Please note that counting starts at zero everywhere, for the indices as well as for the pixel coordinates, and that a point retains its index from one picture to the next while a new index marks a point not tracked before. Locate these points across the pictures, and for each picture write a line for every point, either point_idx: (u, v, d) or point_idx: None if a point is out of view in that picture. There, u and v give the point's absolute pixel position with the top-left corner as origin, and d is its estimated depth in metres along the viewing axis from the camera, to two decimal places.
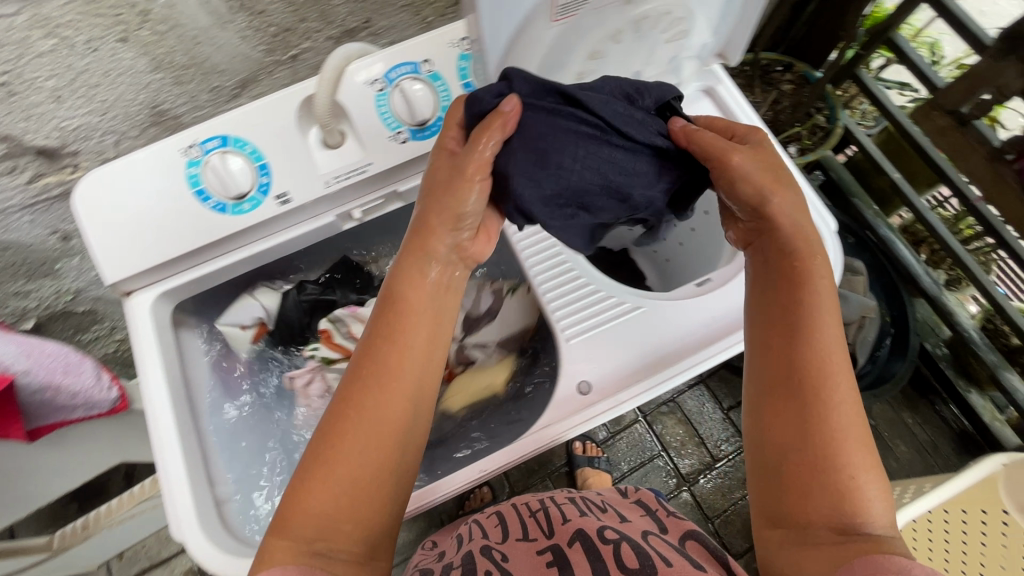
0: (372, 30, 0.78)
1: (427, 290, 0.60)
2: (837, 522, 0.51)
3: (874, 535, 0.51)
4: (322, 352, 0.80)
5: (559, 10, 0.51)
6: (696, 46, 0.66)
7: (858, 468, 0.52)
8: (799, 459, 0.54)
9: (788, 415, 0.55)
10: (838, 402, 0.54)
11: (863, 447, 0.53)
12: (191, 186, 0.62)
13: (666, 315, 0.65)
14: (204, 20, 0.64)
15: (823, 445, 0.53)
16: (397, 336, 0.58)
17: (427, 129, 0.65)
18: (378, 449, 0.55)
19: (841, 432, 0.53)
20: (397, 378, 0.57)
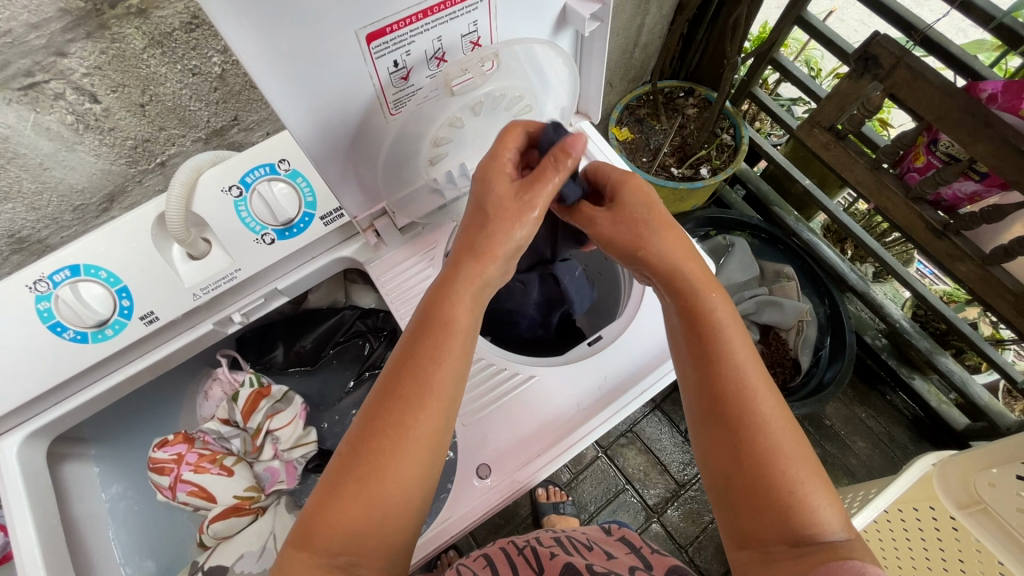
0: (242, 126, 0.78)
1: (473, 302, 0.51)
2: (790, 537, 0.44)
3: (833, 544, 0.44)
4: (242, 392, 0.78)
5: (391, 105, 0.53)
6: (554, 111, 0.67)
7: (802, 477, 0.46)
8: (739, 479, 0.47)
9: (719, 436, 0.49)
10: (764, 414, 0.48)
11: (801, 452, 0.47)
12: (45, 321, 0.58)
13: (556, 383, 0.64)
14: (46, 147, 0.62)
15: (761, 458, 0.46)
16: (444, 351, 0.48)
17: (294, 228, 0.65)
18: (418, 470, 0.46)
19: (778, 442, 0.47)
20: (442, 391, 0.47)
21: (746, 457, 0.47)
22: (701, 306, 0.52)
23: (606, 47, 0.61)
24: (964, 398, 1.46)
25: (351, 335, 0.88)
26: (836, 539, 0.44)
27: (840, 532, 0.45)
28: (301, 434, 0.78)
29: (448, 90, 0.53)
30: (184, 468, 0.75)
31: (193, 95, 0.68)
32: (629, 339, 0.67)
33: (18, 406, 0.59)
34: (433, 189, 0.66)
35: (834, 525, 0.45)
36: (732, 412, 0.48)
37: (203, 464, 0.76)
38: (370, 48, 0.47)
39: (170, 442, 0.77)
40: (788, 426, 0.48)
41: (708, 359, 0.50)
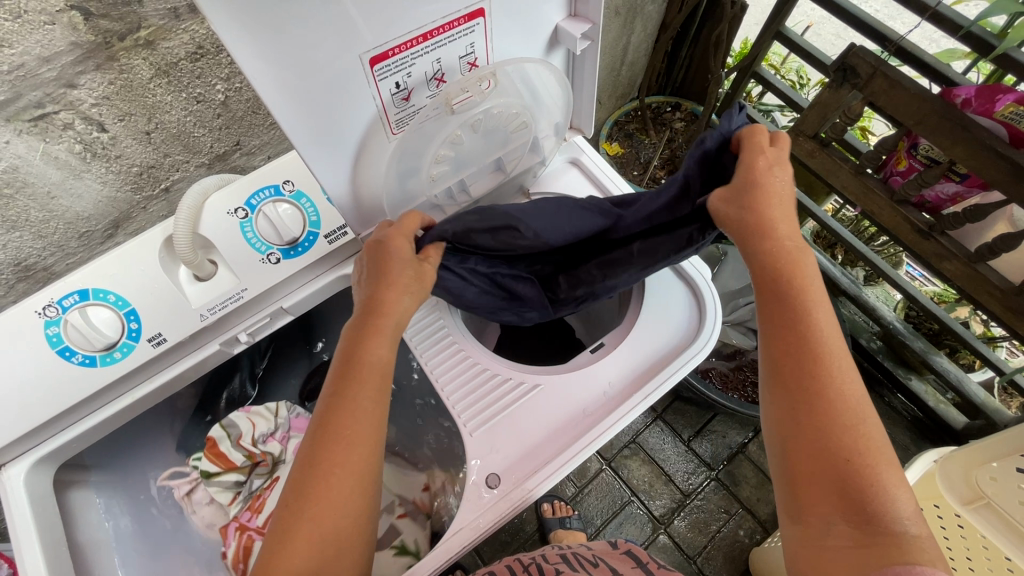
0: (244, 150, 0.80)
1: (389, 344, 0.53)
2: (853, 514, 0.44)
3: (900, 529, 0.42)
4: (204, 465, 0.80)
5: (394, 125, 0.55)
6: (549, 127, 0.69)
7: (873, 453, 0.45)
8: (805, 446, 0.47)
9: (791, 401, 0.49)
10: (839, 382, 0.48)
11: (872, 432, 0.46)
12: (54, 346, 0.59)
13: (560, 392, 0.65)
14: (54, 175, 0.64)
15: (829, 429, 0.47)
16: (369, 374, 0.51)
17: (299, 247, 0.66)
18: (358, 506, 0.47)
19: (852, 413, 0.47)
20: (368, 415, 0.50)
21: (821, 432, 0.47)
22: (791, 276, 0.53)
23: (596, 65, 0.63)
24: (961, 397, 1.48)
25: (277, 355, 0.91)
26: (906, 523, 0.43)
27: (907, 521, 0.43)
28: (267, 410, 0.84)
29: (448, 107, 0.55)
30: (253, 523, 0.78)
31: (197, 122, 0.70)
32: (629, 347, 0.68)
33: (26, 432, 0.59)
34: (435, 205, 0.68)
35: (903, 508, 0.44)
36: (807, 378, 0.49)
37: (257, 502, 0.79)
38: (374, 70, 0.49)
39: (228, 539, 0.79)
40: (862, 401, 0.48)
41: (790, 322, 0.51)
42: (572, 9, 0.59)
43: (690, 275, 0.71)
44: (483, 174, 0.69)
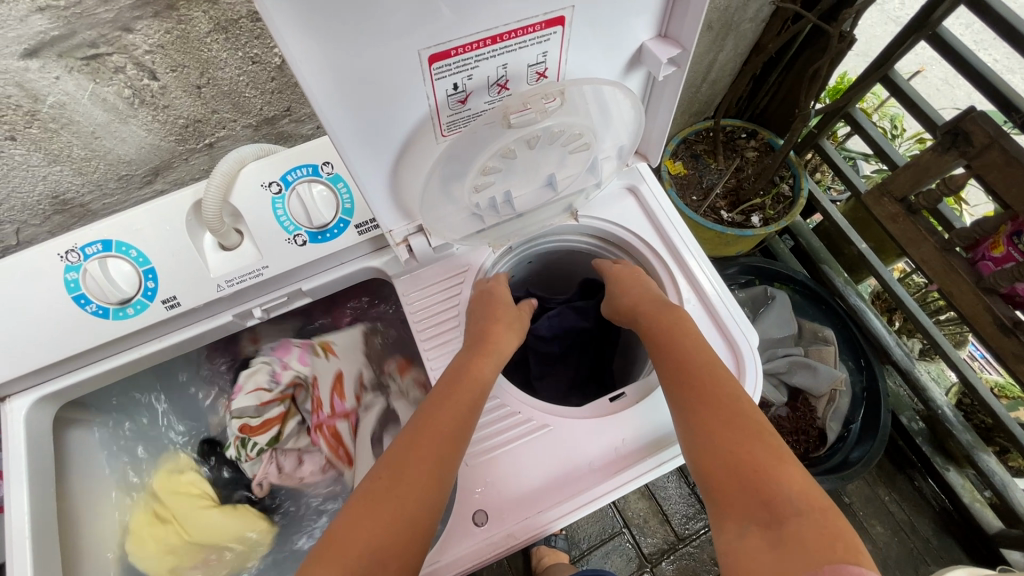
0: (294, 117, 0.77)
1: (490, 369, 0.60)
2: (757, 511, 0.44)
3: (795, 511, 0.43)
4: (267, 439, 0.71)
5: (445, 127, 0.51)
6: (611, 148, 0.63)
7: (758, 450, 0.48)
8: (707, 447, 0.50)
9: (686, 419, 0.54)
10: (725, 391, 0.53)
11: (753, 424, 0.50)
12: (70, 291, 0.58)
13: (570, 436, 0.60)
14: (101, 116, 0.62)
15: (719, 431, 0.50)
16: (463, 401, 0.55)
17: (328, 233, 0.63)
18: (433, 500, 0.49)
19: (732, 413, 0.51)
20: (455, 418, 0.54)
21: (718, 437, 0.50)
22: (649, 324, 0.63)
23: (678, 93, 0.56)
24: (1001, 499, 1.36)
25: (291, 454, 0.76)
26: (796, 503, 0.43)
27: (797, 497, 0.44)
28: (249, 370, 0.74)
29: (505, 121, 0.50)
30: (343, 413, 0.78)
31: (250, 82, 0.68)
32: (654, 402, 0.62)
33: (33, 370, 0.60)
34: (475, 212, 0.64)
35: (792, 489, 0.44)
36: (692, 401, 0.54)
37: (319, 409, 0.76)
38: (431, 68, 0.45)
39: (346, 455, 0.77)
40: (747, 402, 0.52)
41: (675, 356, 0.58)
42: (662, 28, 0.52)
43: (732, 333, 0.63)
44: (532, 188, 0.65)
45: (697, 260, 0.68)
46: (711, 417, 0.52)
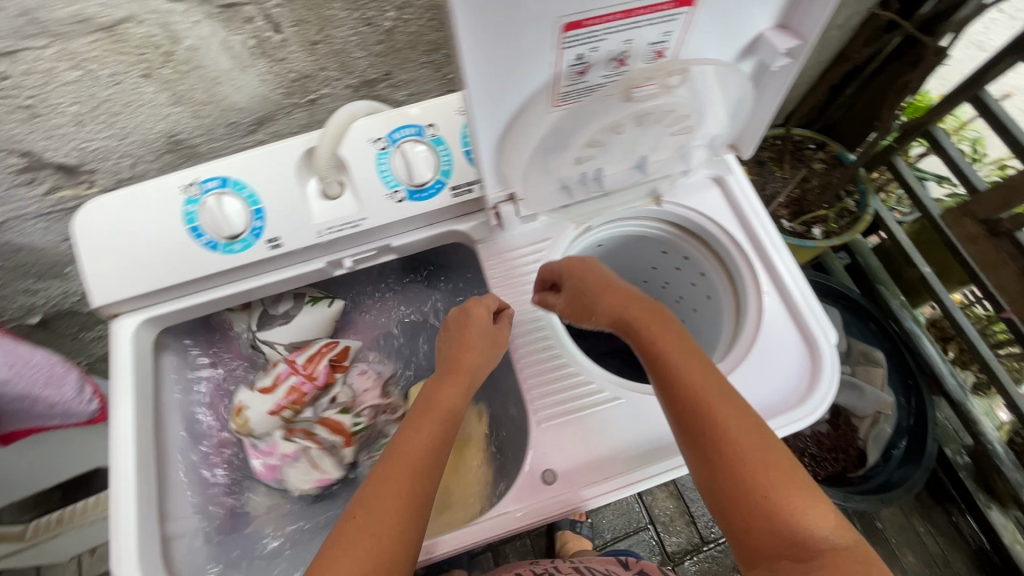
0: (392, 82, 0.80)
1: (460, 394, 0.59)
2: (788, 548, 0.46)
3: (829, 546, 0.46)
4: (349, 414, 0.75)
5: (560, 96, 0.53)
6: (707, 137, 0.65)
7: (779, 486, 0.48)
8: (723, 491, 0.50)
9: (695, 461, 0.52)
10: (729, 424, 0.51)
11: (777, 450, 0.50)
12: (187, 223, 0.62)
13: (642, 412, 0.62)
14: (225, 63, 0.66)
15: (738, 473, 0.49)
16: (427, 427, 0.55)
17: (425, 192, 0.65)
18: (401, 524, 0.49)
19: (756, 445, 0.50)
20: (425, 443, 0.54)
21: (734, 477, 0.49)
22: (647, 337, 0.58)
23: (787, 85, 0.57)
24: None
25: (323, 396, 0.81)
26: (830, 539, 0.46)
27: (830, 532, 0.46)
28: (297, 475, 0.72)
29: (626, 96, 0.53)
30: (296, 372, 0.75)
31: (359, 44, 0.71)
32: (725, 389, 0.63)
33: (145, 292, 0.64)
34: (566, 185, 0.65)
35: (822, 524, 0.47)
36: (701, 432, 0.51)
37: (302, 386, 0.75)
38: (563, 36, 0.47)
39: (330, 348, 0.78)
40: (763, 425, 0.51)
41: (671, 385, 0.54)
42: (783, 18, 0.53)
43: (811, 329, 0.63)
44: (622, 167, 0.66)
45: (783, 257, 0.68)
46: (721, 457, 0.50)
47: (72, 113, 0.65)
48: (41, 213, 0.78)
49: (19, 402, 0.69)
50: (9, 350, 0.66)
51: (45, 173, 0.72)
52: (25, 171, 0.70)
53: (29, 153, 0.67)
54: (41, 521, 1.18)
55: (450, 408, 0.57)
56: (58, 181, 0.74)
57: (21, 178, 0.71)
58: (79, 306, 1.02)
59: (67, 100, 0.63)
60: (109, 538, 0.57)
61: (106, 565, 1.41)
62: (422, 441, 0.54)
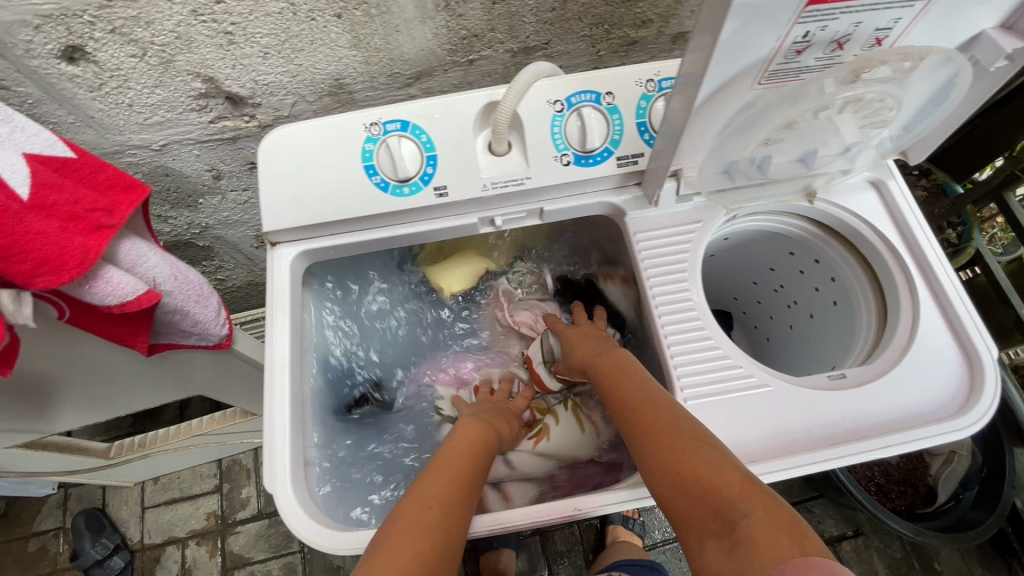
0: (548, 51, 0.81)
1: (483, 431, 0.69)
2: (712, 525, 0.48)
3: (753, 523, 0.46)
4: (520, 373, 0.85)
5: (768, 74, 0.53)
6: (883, 137, 0.64)
7: (715, 478, 0.50)
8: (671, 491, 0.53)
9: (648, 468, 0.56)
10: (672, 429, 0.56)
11: (688, 444, 0.54)
12: (363, 160, 0.64)
13: (791, 401, 0.61)
14: (410, 12, 0.68)
15: (678, 470, 0.53)
16: (458, 447, 0.65)
17: (592, 158, 0.66)
18: (444, 514, 0.54)
19: (673, 445, 0.54)
20: (454, 457, 0.62)
21: (677, 476, 0.53)
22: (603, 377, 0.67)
23: (993, 91, 0.56)
24: None
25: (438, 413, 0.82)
26: (752, 517, 0.46)
27: (740, 500, 0.48)
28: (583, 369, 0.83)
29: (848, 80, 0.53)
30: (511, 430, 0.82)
31: (534, 8, 0.72)
32: (877, 390, 0.62)
33: (312, 223, 0.66)
34: (732, 168, 0.65)
35: (744, 505, 0.47)
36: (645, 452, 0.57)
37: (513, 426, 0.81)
38: (803, 11, 0.46)
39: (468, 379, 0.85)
40: (698, 430, 0.55)
41: (627, 408, 0.61)
42: (1009, 20, 0.52)
43: (970, 340, 0.62)
44: (789, 158, 0.66)
45: (942, 265, 0.67)
46: (667, 462, 0.54)
47: (262, 44, 0.67)
48: (199, 140, 0.81)
49: (171, 315, 0.70)
50: (172, 262, 0.68)
51: (216, 101, 0.75)
52: (201, 96, 0.73)
53: (212, 79, 0.70)
54: (125, 443, 1.23)
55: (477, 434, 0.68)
56: (224, 111, 0.77)
57: (196, 103, 0.74)
58: (196, 239, 1.06)
59: (263, 31, 0.65)
60: (266, 453, 0.60)
61: (168, 493, 1.47)
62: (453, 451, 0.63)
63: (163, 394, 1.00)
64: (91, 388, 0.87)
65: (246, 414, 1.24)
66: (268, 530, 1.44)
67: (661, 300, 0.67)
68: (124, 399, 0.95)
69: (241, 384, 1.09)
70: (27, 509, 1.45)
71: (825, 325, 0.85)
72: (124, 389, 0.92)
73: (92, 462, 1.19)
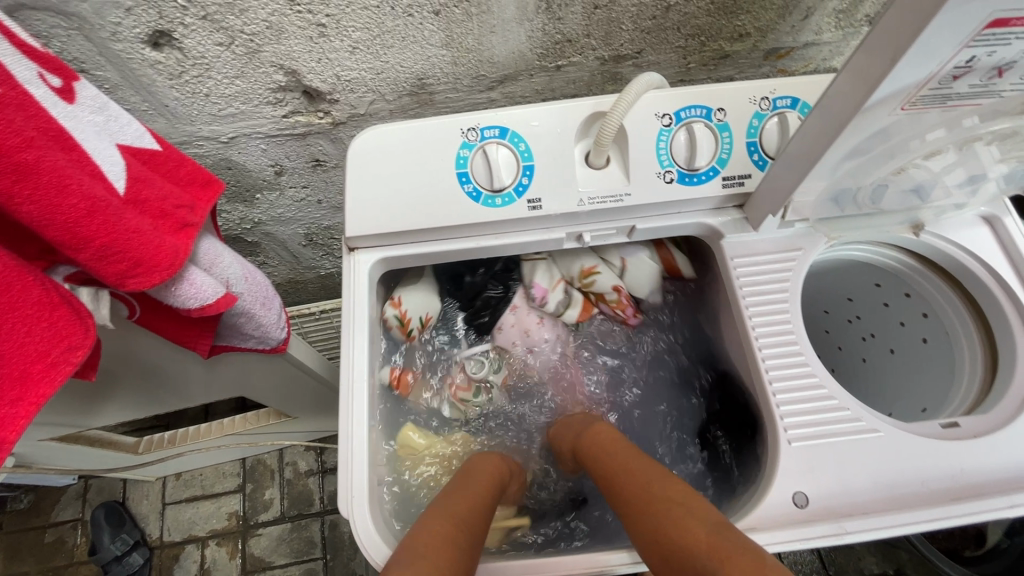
0: (638, 61, 0.77)
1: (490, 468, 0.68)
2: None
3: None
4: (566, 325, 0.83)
5: (916, 100, 0.48)
6: (1010, 171, 0.60)
7: (690, 529, 0.49)
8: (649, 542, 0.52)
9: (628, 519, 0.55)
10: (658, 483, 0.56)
11: (662, 505, 0.53)
12: (457, 167, 0.61)
13: (906, 450, 0.57)
14: (509, 13, 0.64)
15: (655, 518, 0.52)
16: (464, 477, 0.64)
17: (698, 177, 0.62)
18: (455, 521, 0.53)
19: (649, 492, 0.55)
20: (458, 483, 0.62)
21: (653, 524, 0.52)
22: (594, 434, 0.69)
23: None
24: None
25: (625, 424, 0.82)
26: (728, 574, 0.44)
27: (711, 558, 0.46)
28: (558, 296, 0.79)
29: (1014, 110, 0.51)
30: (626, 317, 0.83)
31: (634, 15, 0.69)
32: (998, 443, 0.57)
33: (396, 230, 0.62)
34: (844, 196, 0.61)
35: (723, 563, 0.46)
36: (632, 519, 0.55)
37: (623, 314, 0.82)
38: (978, 34, 0.42)
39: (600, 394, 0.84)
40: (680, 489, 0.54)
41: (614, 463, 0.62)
42: None
43: None
44: (906, 188, 0.62)
45: None
46: (644, 509, 0.54)
47: (353, 38, 0.64)
48: (268, 134, 0.77)
49: (236, 319, 0.66)
50: (241, 262, 0.64)
51: (293, 96, 0.71)
52: (279, 89, 0.69)
53: (294, 72, 0.67)
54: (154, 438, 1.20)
55: (485, 466, 0.67)
56: (298, 106, 0.74)
57: (273, 96, 0.70)
58: (245, 234, 1.02)
59: (356, 25, 0.62)
60: (342, 476, 0.56)
61: (190, 491, 1.44)
62: (475, 481, 0.63)
63: (204, 394, 0.96)
64: (137, 385, 0.84)
65: (279, 415, 1.20)
66: (290, 535, 1.40)
67: (763, 332, 0.63)
68: (164, 398, 0.91)
69: (281, 386, 1.05)
70: (45, 498, 1.41)
71: (910, 363, 0.80)
72: (168, 387, 0.88)
73: (121, 457, 1.15)
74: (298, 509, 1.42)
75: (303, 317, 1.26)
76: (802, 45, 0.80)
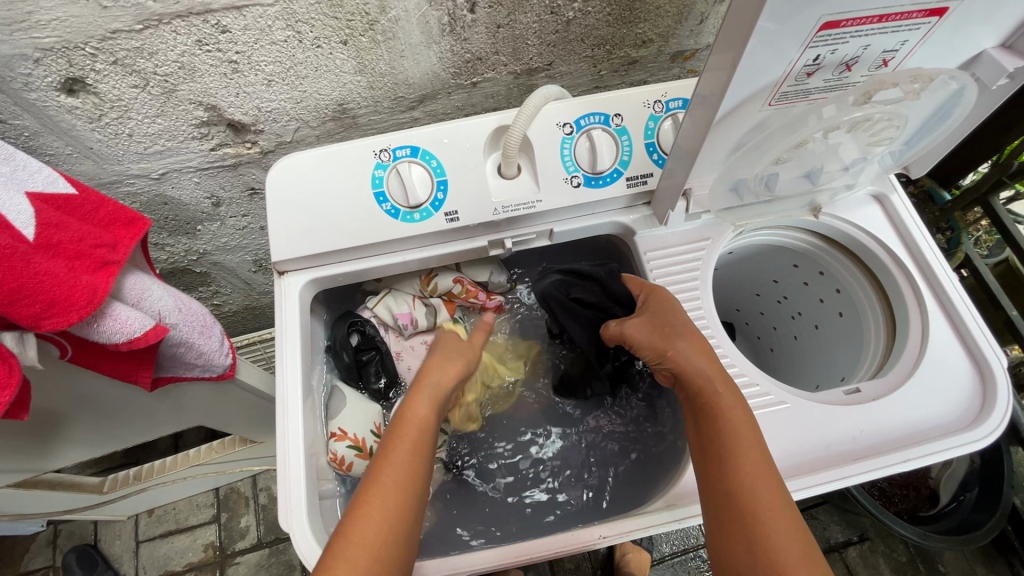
0: (550, 72, 0.81)
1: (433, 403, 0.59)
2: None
3: None
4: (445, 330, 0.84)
5: (779, 96, 0.52)
6: (886, 153, 0.65)
7: (771, 524, 0.49)
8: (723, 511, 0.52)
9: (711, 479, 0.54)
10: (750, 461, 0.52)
11: (754, 488, 0.51)
12: (374, 187, 0.64)
13: (812, 417, 0.61)
14: (416, 38, 0.68)
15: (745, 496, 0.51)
16: (408, 421, 0.57)
17: (602, 179, 0.66)
18: (394, 510, 0.50)
19: (745, 465, 0.52)
20: (404, 441, 0.55)
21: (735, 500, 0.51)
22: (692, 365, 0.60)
23: (992, 108, 0.57)
24: None
25: (580, 375, 0.83)
26: None
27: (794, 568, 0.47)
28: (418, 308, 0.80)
29: (862, 101, 0.55)
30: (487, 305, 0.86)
31: (538, 31, 0.73)
32: (893, 404, 0.62)
33: (320, 252, 0.64)
34: (741, 186, 0.66)
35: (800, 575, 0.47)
36: (719, 496, 0.53)
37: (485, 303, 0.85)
38: (815, 35, 0.46)
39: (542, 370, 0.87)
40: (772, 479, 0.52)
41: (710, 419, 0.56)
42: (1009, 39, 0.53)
43: (982, 351, 0.63)
44: (795, 175, 0.66)
45: (948, 278, 0.68)
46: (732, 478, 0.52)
47: (267, 72, 0.66)
48: (200, 168, 0.79)
49: (174, 349, 0.68)
50: (174, 294, 0.66)
51: (218, 129, 0.74)
52: (202, 124, 0.72)
53: (215, 107, 0.69)
54: (119, 476, 1.19)
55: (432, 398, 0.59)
56: (225, 139, 0.76)
57: (197, 131, 0.72)
58: (193, 265, 1.03)
59: (268, 59, 0.65)
60: (281, 494, 0.58)
61: (164, 526, 1.43)
62: (423, 432, 0.56)
63: (161, 427, 0.97)
64: (88, 423, 0.85)
65: (245, 442, 1.21)
66: (269, 560, 1.40)
67: None
68: (120, 434, 0.92)
69: (241, 412, 1.06)
70: (16, 547, 1.40)
71: (830, 336, 0.85)
72: (121, 423, 0.89)
73: (86, 498, 1.15)
74: (275, 534, 1.43)
75: (263, 342, 1.27)
76: (705, 47, 0.85)
